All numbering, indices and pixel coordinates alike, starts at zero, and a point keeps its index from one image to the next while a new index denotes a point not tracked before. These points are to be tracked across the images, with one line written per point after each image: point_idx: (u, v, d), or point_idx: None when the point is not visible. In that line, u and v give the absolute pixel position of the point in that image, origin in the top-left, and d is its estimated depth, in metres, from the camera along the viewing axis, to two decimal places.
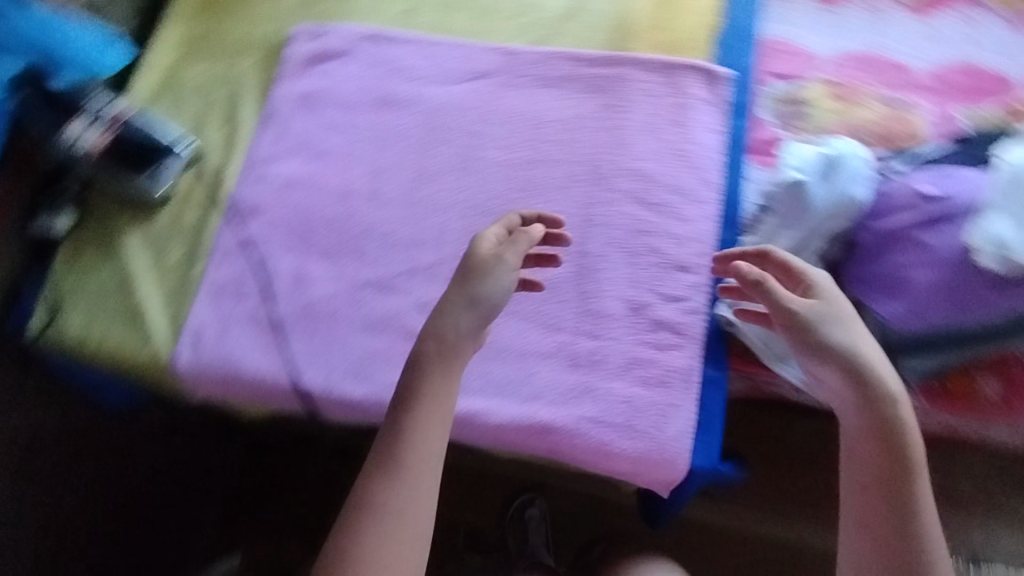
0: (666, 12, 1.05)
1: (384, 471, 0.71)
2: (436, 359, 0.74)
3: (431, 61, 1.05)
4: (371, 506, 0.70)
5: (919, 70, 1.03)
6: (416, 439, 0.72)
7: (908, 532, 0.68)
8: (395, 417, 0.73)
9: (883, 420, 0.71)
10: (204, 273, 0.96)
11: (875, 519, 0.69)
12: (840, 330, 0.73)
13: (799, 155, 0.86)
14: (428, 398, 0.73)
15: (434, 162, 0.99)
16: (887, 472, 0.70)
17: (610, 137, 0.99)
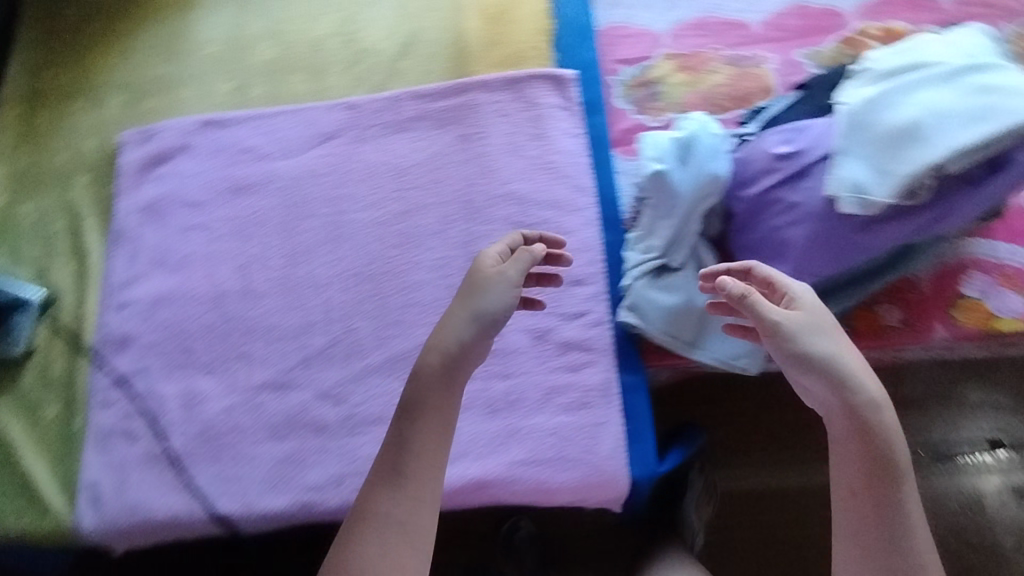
0: (497, 28, 1.03)
1: (388, 480, 0.68)
2: (437, 364, 0.68)
3: (274, 136, 1.01)
4: (374, 516, 0.67)
5: (756, 22, 1.04)
6: (417, 447, 0.68)
7: (898, 543, 0.65)
8: (399, 424, 0.69)
9: (871, 431, 0.67)
10: (87, 421, 0.89)
11: (864, 528, 0.66)
12: (825, 340, 0.69)
13: (654, 144, 0.85)
14: (433, 407, 0.68)
15: (302, 240, 0.95)
16: (876, 481, 0.67)
17: (474, 167, 0.96)
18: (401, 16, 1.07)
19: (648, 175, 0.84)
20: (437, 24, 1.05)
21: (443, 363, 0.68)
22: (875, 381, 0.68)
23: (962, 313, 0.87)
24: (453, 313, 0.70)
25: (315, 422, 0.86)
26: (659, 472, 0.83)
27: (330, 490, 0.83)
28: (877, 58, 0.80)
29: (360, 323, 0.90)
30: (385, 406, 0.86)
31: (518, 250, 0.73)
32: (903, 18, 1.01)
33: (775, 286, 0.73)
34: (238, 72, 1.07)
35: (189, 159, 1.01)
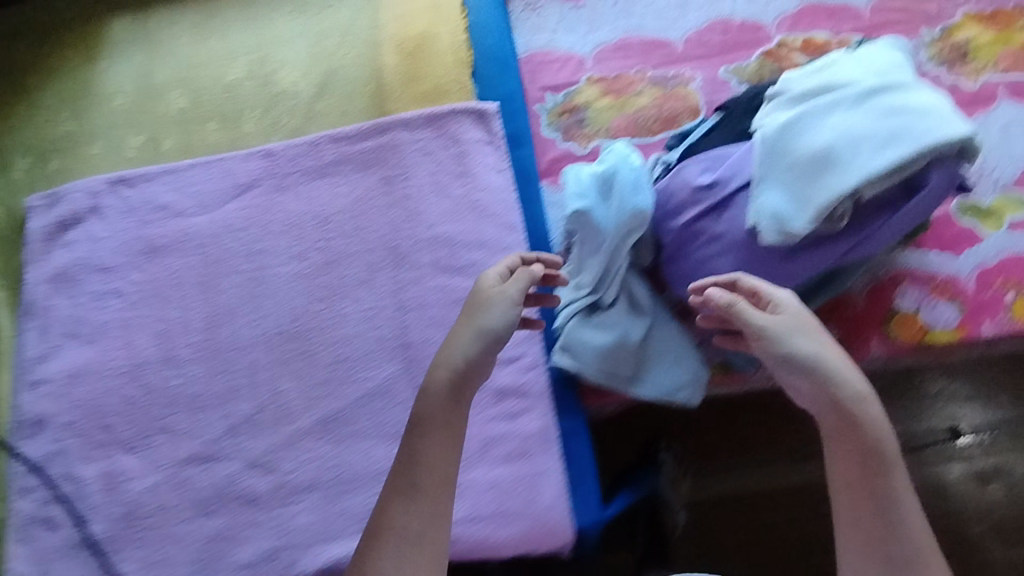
0: (415, 62, 0.99)
1: (402, 492, 0.60)
2: (446, 374, 0.64)
3: (189, 191, 0.96)
4: (386, 533, 0.59)
5: (678, 41, 1.02)
6: (427, 458, 0.61)
7: (902, 558, 0.56)
8: (410, 436, 0.63)
9: (860, 429, 0.61)
10: (4, 513, 0.84)
11: (863, 537, 0.58)
12: (808, 341, 0.65)
13: (575, 180, 0.83)
14: (443, 417, 0.63)
15: (223, 300, 0.91)
16: (870, 484, 0.59)
17: (399, 211, 0.93)
18: (315, 55, 1.02)
19: (570, 213, 0.82)
20: (353, 61, 1.01)
21: (449, 375, 0.64)
22: (863, 380, 0.64)
23: (898, 327, 0.86)
24: (457, 329, 0.67)
25: (246, 494, 0.82)
26: (605, 516, 0.82)
27: (265, 566, 0.79)
28: (792, 80, 0.78)
29: (288, 385, 0.86)
30: (318, 471, 0.83)
31: (518, 271, 0.72)
32: (824, 29, 1.00)
33: (758, 290, 0.70)
34: (148, 124, 1.02)
35: (100, 223, 0.96)
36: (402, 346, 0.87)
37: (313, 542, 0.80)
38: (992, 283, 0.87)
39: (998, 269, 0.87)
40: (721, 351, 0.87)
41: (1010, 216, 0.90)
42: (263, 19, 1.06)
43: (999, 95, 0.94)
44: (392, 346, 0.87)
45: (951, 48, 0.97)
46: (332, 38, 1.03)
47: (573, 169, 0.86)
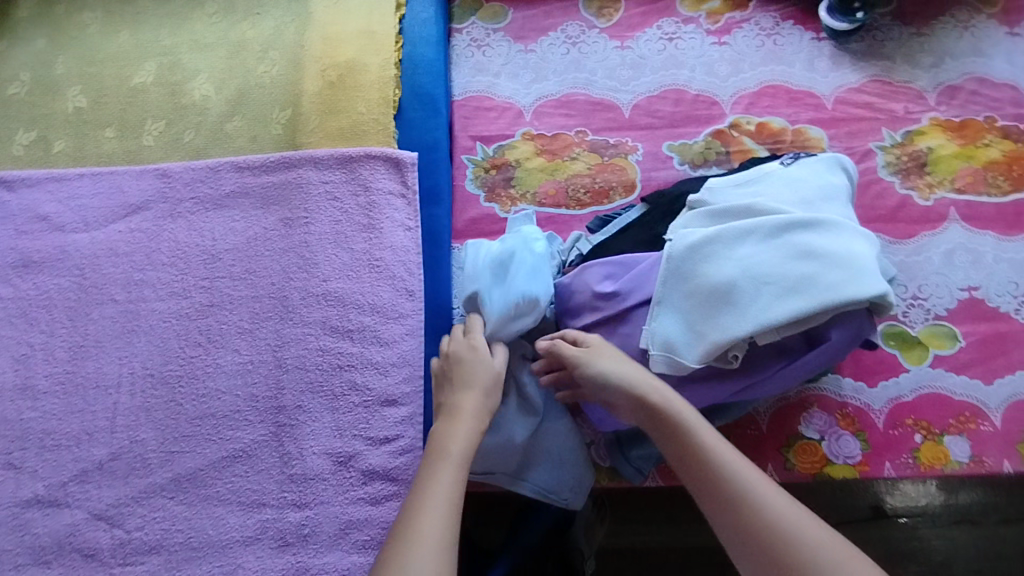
0: (336, 94, 0.92)
1: (427, 502, 0.56)
2: (463, 414, 0.65)
3: (75, 203, 0.89)
4: (416, 541, 0.53)
5: (626, 105, 0.95)
6: (451, 476, 0.59)
7: (741, 507, 0.54)
8: (426, 466, 0.60)
9: (660, 415, 0.62)
10: None
11: (710, 503, 0.57)
12: (610, 359, 0.66)
13: (472, 261, 0.78)
14: (465, 445, 0.62)
15: (93, 332, 0.85)
16: (686, 457, 0.59)
17: (293, 258, 0.86)
18: (232, 69, 0.95)
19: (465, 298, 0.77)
20: (273, 82, 0.94)
21: (464, 415, 0.65)
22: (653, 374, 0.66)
23: (797, 455, 0.80)
24: (455, 380, 0.69)
25: (84, 548, 0.76)
26: None
27: None
28: (715, 189, 0.73)
29: (148, 434, 0.80)
30: (165, 532, 0.77)
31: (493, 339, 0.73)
32: (782, 114, 0.93)
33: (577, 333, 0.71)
34: (42, 121, 0.94)
35: None
36: (274, 409, 0.81)
37: None
38: (902, 421, 0.81)
39: (911, 406, 0.81)
40: (608, 457, 0.82)
41: (936, 349, 0.83)
42: (185, 22, 0.99)
43: (949, 215, 0.89)
44: (263, 408, 0.81)
45: (909, 156, 0.91)
46: (253, 54, 0.96)
47: (475, 243, 0.80)
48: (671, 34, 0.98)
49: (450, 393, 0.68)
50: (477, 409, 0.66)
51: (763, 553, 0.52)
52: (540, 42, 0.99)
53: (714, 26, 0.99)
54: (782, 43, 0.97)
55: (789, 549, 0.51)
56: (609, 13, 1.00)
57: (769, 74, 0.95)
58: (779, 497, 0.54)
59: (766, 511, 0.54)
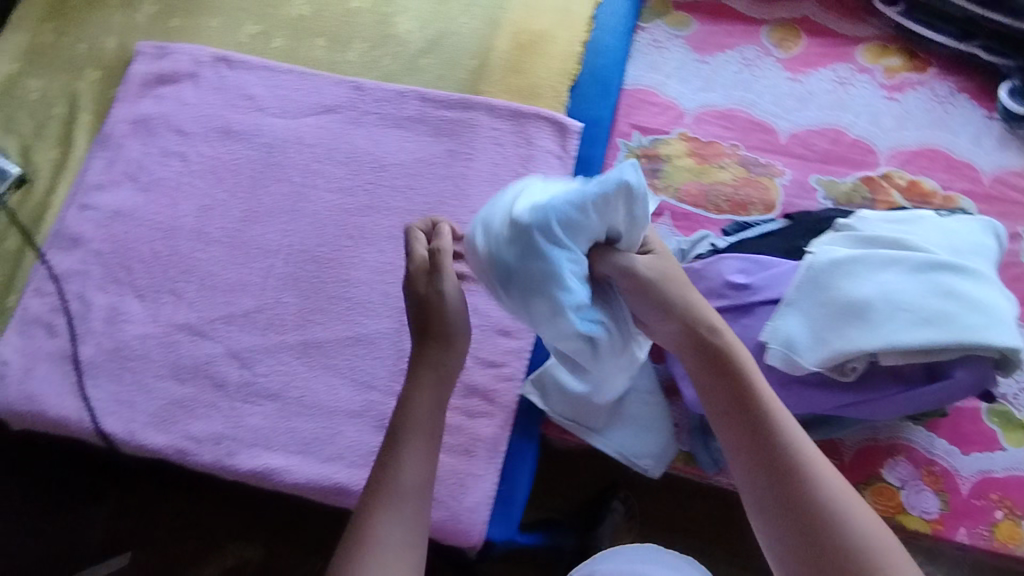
0: (524, 56, 1.01)
1: (383, 494, 0.58)
2: (421, 381, 0.64)
3: (278, 92, 1.01)
4: (373, 536, 0.56)
5: (784, 132, 1.00)
6: (411, 462, 0.60)
7: (790, 472, 0.57)
8: (389, 447, 0.61)
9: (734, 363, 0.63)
10: (16, 303, 0.91)
11: (749, 452, 0.59)
12: (676, 283, 0.67)
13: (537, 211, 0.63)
14: (426, 416, 0.63)
15: (266, 202, 0.96)
16: (746, 408, 0.61)
17: (450, 185, 0.95)
18: (438, 13, 1.06)
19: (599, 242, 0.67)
20: (469, 33, 1.04)
21: (424, 383, 0.64)
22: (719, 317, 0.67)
23: (872, 496, 0.82)
24: (421, 322, 0.66)
25: (215, 377, 0.87)
26: (516, 542, 0.83)
27: (207, 446, 0.84)
28: (866, 219, 0.76)
29: (290, 299, 0.91)
30: (286, 384, 0.87)
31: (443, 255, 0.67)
32: (935, 178, 0.95)
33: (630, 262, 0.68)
34: (267, 18, 1.07)
35: (192, 89, 1.02)
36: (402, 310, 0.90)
37: (253, 445, 0.84)
38: (987, 494, 0.81)
39: (1000, 483, 0.81)
40: (689, 443, 0.86)
41: None
42: None
43: None
44: (392, 306, 0.90)
45: None
46: (459, 4, 1.06)
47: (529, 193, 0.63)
48: (844, 79, 1.02)
49: (420, 343, 0.66)
50: (442, 369, 0.65)
51: (796, 515, 0.56)
52: (716, 56, 1.05)
53: (889, 82, 1.02)
54: (952, 112, 1.00)
55: (830, 518, 0.54)
56: (789, 46, 1.05)
57: (931, 138, 0.98)
58: (830, 468, 0.58)
59: (816, 474, 0.57)
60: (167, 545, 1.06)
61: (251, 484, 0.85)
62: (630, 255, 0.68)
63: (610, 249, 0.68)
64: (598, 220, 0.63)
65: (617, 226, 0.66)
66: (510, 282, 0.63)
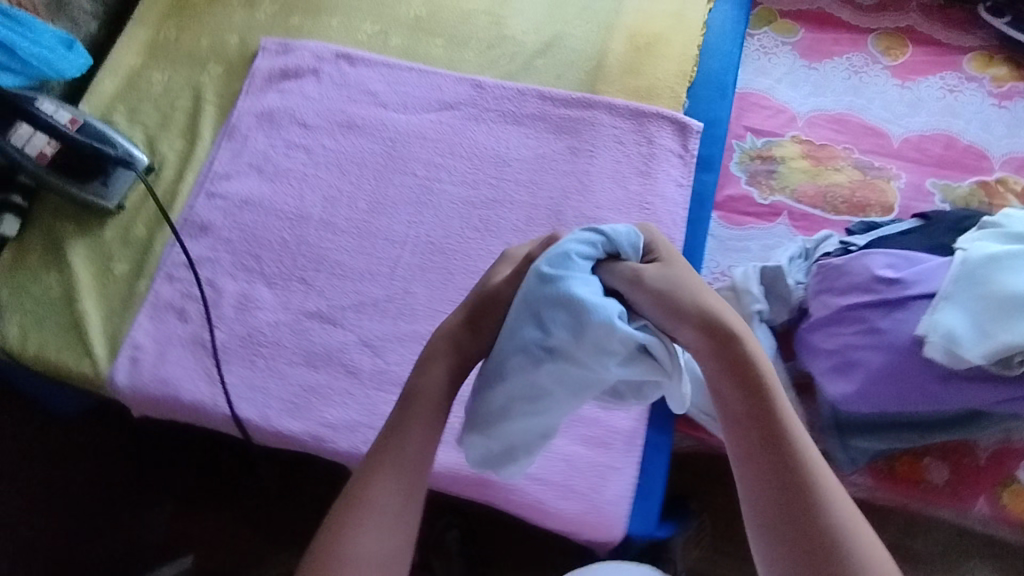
0: (641, 58, 1.03)
1: (382, 463, 0.60)
2: (437, 358, 0.67)
3: (399, 88, 1.03)
4: (369, 502, 0.58)
5: (897, 137, 1.02)
6: (414, 433, 0.62)
7: (800, 490, 0.57)
8: (397, 415, 0.63)
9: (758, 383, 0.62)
10: (148, 289, 0.93)
11: (759, 466, 0.59)
12: (694, 289, 0.65)
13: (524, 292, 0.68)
14: (435, 390, 0.65)
15: (392, 194, 0.97)
16: (765, 432, 0.60)
17: (573, 181, 0.97)
18: (552, 16, 1.08)
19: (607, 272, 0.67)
20: (584, 35, 1.06)
21: (439, 356, 0.67)
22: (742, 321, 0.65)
23: (1010, 497, 0.84)
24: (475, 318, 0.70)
25: (348, 365, 0.88)
26: (654, 537, 0.84)
27: (343, 433, 0.84)
28: (1013, 217, 0.79)
29: (419, 289, 0.92)
30: None
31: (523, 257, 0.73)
32: None
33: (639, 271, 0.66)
34: (385, 17, 1.09)
35: (315, 84, 1.04)
36: None
37: None
38: None
39: None
40: (821, 439, 0.86)
41: None
42: None
43: None
44: None
45: None
46: (574, 8, 1.09)
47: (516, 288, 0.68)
48: (953, 87, 1.05)
49: (452, 331, 0.69)
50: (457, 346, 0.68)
51: (801, 533, 0.56)
52: (824, 63, 1.07)
53: (998, 90, 1.04)
54: None
55: (834, 539, 0.55)
56: (896, 54, 1.08)
57: None
58: (839, 490, 0.58)
59: (826, 503, 0.57)
60: (245, 525, 1.08)
61: None
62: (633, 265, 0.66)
63: (614, 265, 0.67)
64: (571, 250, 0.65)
65: (599, 240, 0.67)
66: (526, 355, 0.63)
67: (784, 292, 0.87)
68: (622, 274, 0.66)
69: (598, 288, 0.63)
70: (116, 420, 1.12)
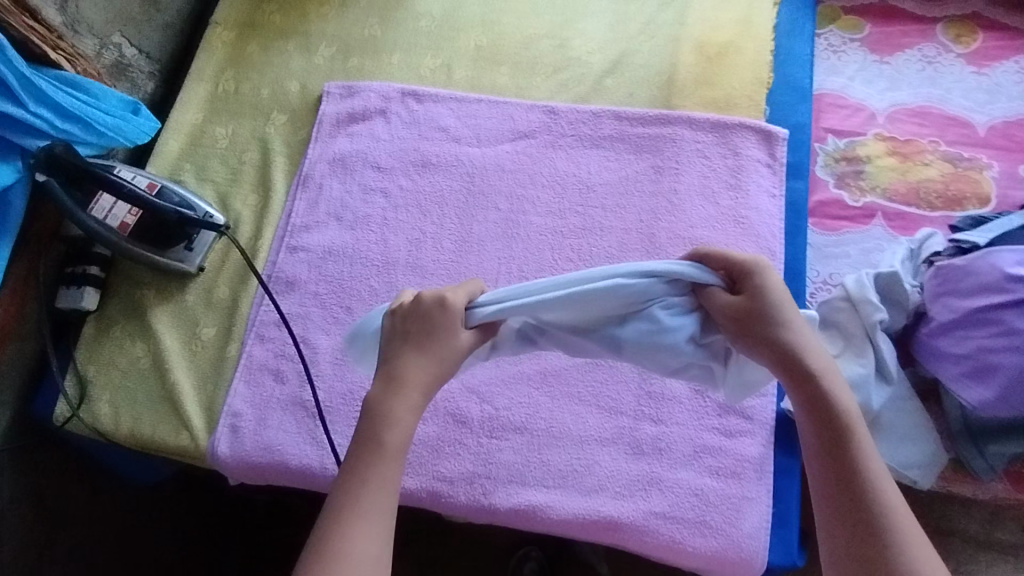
0: (713, 68, 1.01)
1: (352, 515, 0.57)
2: (406, 398, 0.62)
3: (469, 121, 1.01)
4: (340, 559, 0.55)
5: (982, 124, 1.00)
6: (384, 481, 0.59)
7: (878, 533, 0.57)
8: (361, 462, 0.60)
9: (840, 424, 0.61)
10: (240, 352, 0.90)
11: (838, 503, 0.60)
12: (776, 321, 0.63)
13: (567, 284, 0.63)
14: (404, 437, 0.61)
15: (477, 231, 0.95)
16: (845, 470, 0.60)
17: (662, 201, 0.94)
18: (616, 33, 1.06)
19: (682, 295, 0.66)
20: (652, 50, 1.04)
21: (407, 390, 0.62)
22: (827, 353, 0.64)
23: None
24: (442, 362, 0.64)
25: (458, 414, 0.85)
26: (796, 566, 0.79)
27: (461, 487, 0.81)
28: None
29: None
30: (531, 416, 0.84)
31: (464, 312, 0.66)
32: None
33: (719, 302, 0.64)
34: (445, 50, 1.07)
35: (384, 125, 1.02)
36: None
37: (510, 482, 0.81)
38: None
39: None
40: (954, 448, 0.83)
41: None
42: None
43: None
44: None
45: None
46: (637, 23, 1.07)
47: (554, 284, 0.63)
48: None
49: (417, 363, 0.63)
50: (425, 383, 0.63)
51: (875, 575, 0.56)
52: (896, 56, 1.05)
53: None
54: None
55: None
56: (967, 41, 1.06)
57: None
58: (919, 538, 0.57)
59: (905, 550, 0.56)
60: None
61: (508, 525, 0.81)
62: (713, 293, 0.65)
63: (703, 290, 0.65)
64: (647, 281, 0.63)
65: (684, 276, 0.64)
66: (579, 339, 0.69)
67: (902, 298, 0.84)
68: (710, 300, 0.65)
69: (674, 313, 0.65)
70: (198, 486, 1.07)
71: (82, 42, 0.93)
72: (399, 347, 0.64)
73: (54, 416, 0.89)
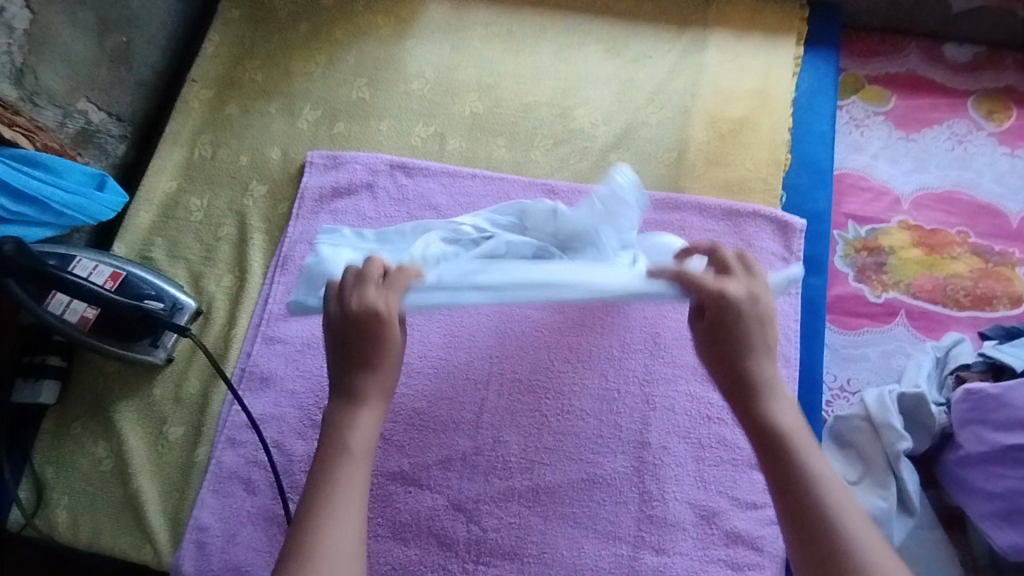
0: (727, 146, 0.94)
1: (324, 513, 0.57)
2: (370, 405, 0.64)
3: (463, 198, 0.94)
4: (317, 556, 0.55)
5: (1014, 214, 0.93)
6: (354, 476, 0.60)
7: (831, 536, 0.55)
8: (327, 459, 0.61)
9: (793, 442, 0.61)
10: (209, 456, 0.84)
11: (791, 509, 0.57)
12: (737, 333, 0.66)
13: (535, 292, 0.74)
14: (369, 438, 0.63)
15: (469, 325, 0.88)
16: (794, 475, 0.59)
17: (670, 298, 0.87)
18: (622, 102, 0.99)
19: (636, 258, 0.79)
20: (661, 123, 0.97)
21: (363, 400, 0.64)
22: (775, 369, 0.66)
23: None
24: (381, 367, 0.65)
25: (442, 536, 0.78)
26: None
27: None
28: None
29: (511, 437, 0.82)
30: (521, 541, 0.77)
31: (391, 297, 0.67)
32: None
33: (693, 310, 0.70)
34: (439, 117, 1.00)
35: (371, 200, 0.94)
36: (639, 444, 0.81)
37: None
38: None
39: None
40: None
41: None
42: (574, 49, 1.04)
43: None
44: (629, 440, 0.81)
45: None
46: (646, 92, 0.99)
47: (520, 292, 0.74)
48: None
49: (356, 372, 0.64)
50: (383, 394, 0.65)
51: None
52: (923, 134, 0.98)
53: None
54: None
55: None
56: (1000, 118, 0.99)
57: None
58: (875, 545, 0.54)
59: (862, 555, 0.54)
60: None
61: None
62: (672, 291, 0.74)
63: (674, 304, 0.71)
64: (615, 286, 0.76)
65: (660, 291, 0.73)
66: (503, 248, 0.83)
67: (926, 420, 0.77)
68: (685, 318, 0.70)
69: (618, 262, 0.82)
70: None
71: (42, 115, 0.86)
72: (347, 367, 0.65)
73: (6, 523, 0.83)
